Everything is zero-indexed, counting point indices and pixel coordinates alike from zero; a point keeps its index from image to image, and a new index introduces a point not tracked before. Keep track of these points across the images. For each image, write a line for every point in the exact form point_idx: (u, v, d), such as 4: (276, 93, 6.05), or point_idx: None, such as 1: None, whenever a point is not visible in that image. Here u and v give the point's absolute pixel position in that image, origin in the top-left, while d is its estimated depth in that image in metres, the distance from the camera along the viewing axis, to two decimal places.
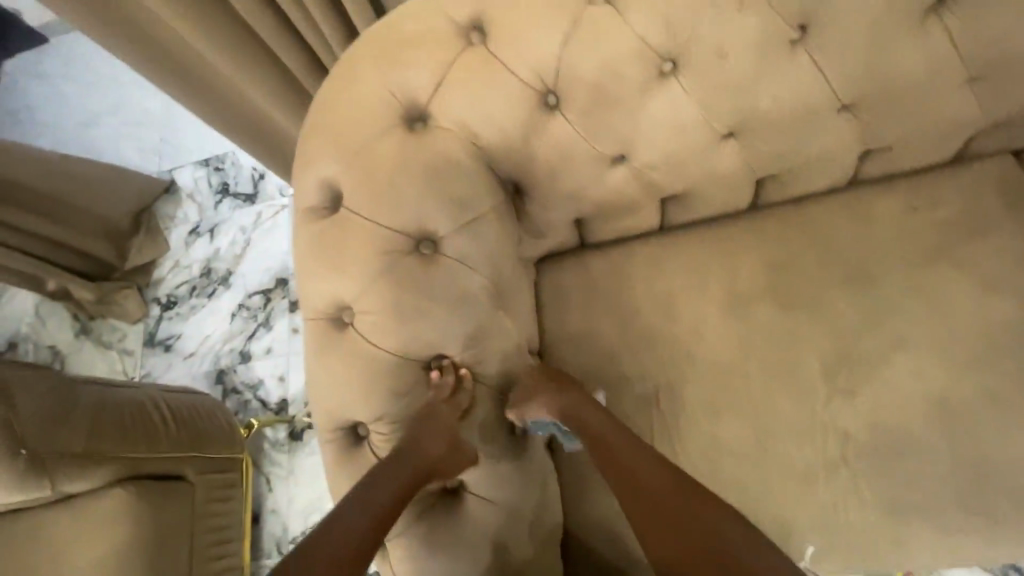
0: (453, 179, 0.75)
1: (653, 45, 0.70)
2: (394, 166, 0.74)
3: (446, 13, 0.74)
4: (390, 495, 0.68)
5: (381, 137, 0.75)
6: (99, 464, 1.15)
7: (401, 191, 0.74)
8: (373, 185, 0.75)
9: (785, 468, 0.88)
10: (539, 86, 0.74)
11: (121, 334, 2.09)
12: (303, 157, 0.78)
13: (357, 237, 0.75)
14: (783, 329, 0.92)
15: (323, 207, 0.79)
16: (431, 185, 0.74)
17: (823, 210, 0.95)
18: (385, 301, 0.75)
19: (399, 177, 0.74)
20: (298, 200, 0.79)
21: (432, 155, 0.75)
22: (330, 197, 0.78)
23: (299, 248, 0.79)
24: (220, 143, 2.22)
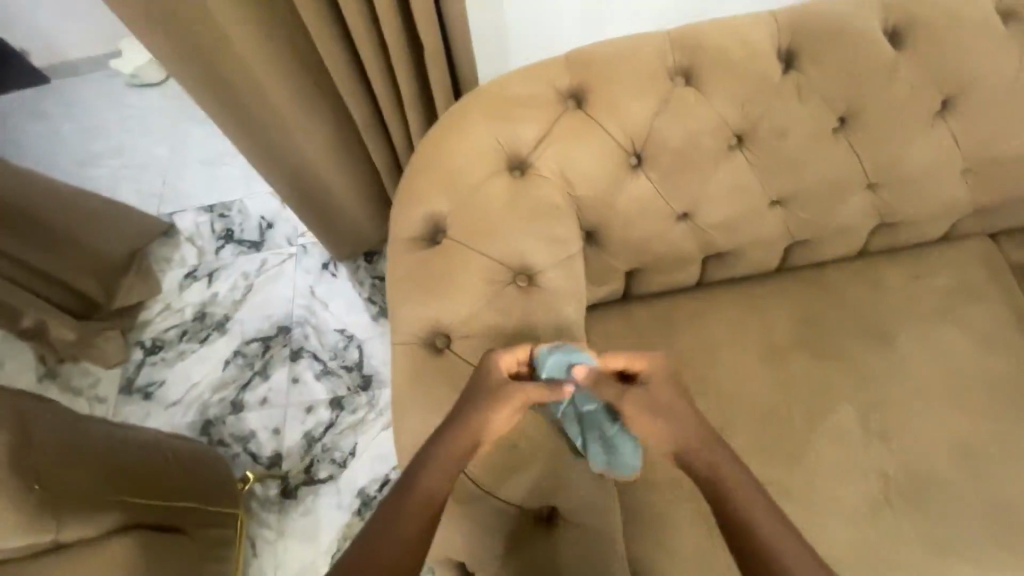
0: (553, 220, 0.84)
1: (729, 123, 0.85)
2: (501, 205, 0.83)
3: (550, 82, 0.87)
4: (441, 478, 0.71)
5: (488, 180, 0.83)
6: (109, 507, 1.05)
7: (505, 227, 0.82)
8: (480, 221, 0.82)
9: (831, 508, 0.96)
10: (629, 147, 0.86)
11: (94, 378, 1.95)
12: (407, 193, 0.86)
13: (462, 269, 0.81)
14: (820, 378, 1.03)
15: (424, 239, 0.85)
16: (533, 224, 0.83)
17: (840, 274, 1.10)
18: (486, 327, 0.81)
19: (505, 215, 0.83)
20: (398, 231, 0.85)
21: (535, 198, 0.84)
22: (431, 230, 0.84)
23: (398, 278, 0.84)
24: (227, 190, 2.24)
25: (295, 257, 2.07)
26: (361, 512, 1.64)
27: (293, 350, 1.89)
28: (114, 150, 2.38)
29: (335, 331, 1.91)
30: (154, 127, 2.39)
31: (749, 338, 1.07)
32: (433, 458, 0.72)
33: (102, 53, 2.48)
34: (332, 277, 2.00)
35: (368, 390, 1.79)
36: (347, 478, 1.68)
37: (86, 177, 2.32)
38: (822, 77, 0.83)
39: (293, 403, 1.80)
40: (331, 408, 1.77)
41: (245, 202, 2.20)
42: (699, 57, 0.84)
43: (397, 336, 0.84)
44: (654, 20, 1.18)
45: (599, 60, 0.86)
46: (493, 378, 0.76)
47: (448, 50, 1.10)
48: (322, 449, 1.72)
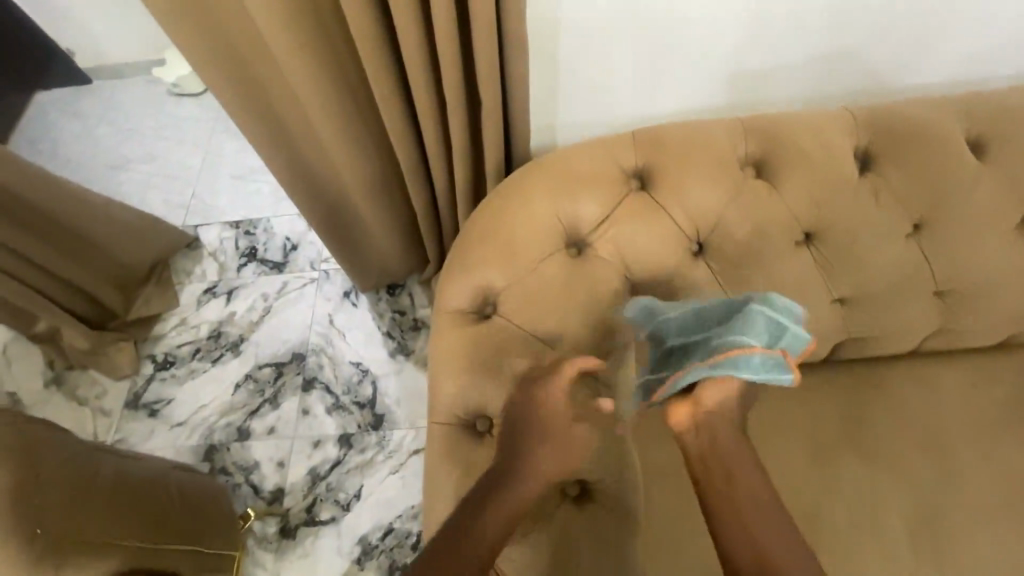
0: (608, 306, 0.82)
1: (799, 220, 0.82)
2: (557, 286, 0.81)
3: (616, 161, 0.84)
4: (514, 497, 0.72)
5: (545, 258, 0.81)
6: (109, 548, 1.00)
7: (559, 311, 0.81)
8: (534, 302, 0.80)
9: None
10: (692, 235, 0.83)
11: (101, 389, 1.90)
12: (457, 266, 0.84)
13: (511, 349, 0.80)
14: (868, 484, 0.98)
15: (471, 312, 0.83)
16: (588, 310, 0.81)
17: (890, 373, 1.06)
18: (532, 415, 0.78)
19: (560, 297, 0.81)
20: (443, 304, 0.84)
21: (592, 281, 0.81)
22: (480, 304, 0.82)
23: (443, 352, 0.81)
24: (254, 207, 2.23)
25: (316, 282, 2.04)
26: (361, 561, 1.57)
27: (305, 380, 1.85)
28: (146, 157, 2.38)
29: (350, 363, 1.86)
30: (189, 137, 2.41)
31: (793, 433, 1.02)
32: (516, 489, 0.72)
33: (146, 61, 2.52)
34: (352, 306, 1.97)
35: (379, 430, 1.74)
36: (350, 522, 1.61)
37: (116, 182, 2.32)
38: (901, 180, 0.81)
39: (300, 436, 1.75)
40: (340, 445, 1.72)
41: (272, 222, 2.19)
42: (772, 151, 0.82)
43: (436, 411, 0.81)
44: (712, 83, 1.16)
45: (670, 144, 0.84)
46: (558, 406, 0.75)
47: (507, 110, 1.09)
48: (327, 488, 1.66)
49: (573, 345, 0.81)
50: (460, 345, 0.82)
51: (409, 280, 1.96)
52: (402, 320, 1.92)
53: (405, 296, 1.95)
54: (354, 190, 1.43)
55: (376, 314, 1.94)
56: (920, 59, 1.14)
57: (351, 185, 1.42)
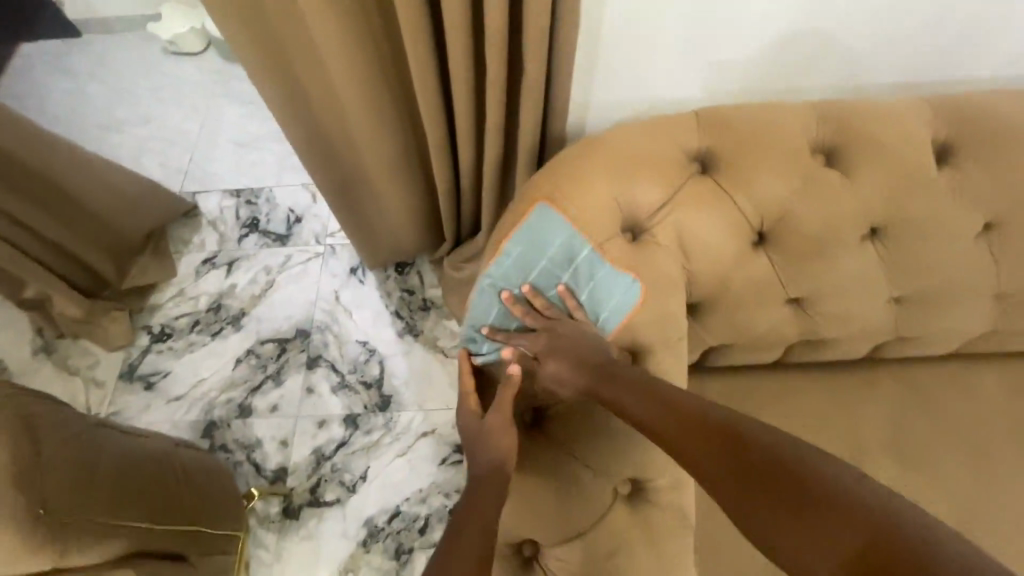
0: (669, 297, 0.81)
1: (870, 215, 0.79)
2: (619, 273, 0.79)
3: (679, 142, 0.79)
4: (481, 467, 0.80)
5: (604, 244, 0.79)
6: (112, 532, 0.95)
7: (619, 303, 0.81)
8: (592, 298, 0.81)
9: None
10: (756, 225, 0.79)
11: (93, 361, 1.83)
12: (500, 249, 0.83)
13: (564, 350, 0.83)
14: (906, 488, 0.97)
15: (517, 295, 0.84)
16: (653, 301, 0.80)
17: (930, 375, 1.04)
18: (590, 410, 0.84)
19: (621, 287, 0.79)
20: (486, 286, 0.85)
21: (654, 270, 0.79)
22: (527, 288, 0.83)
23: None
24: (256, 175, 2.13)
25: (322, 257, 1.97)
26: (367, 544, 1.54)
27: (310, 358, 1.79)
28: (140, 117, 2.26)
29: (357, 343, 1.80)
30: (186, 99, 2.29)
31: (832, 435, 1.00)
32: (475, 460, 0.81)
33: (142, 14, 2.38)
34: (359, 284, 1.90)
35: (386, 411, 1.69)
36: (354, 505, 1.58)
37: (107, 143, 2.20)
38: (979, 176, 0.78)
39: (305, 416, 1.70)
40: (345, 426, 1.67)
41: (274, 192, 2.10)
42: (844, 138, 0.78)
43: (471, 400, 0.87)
44: (768, 68, 1.10)
45: (737, 124, 0.79)
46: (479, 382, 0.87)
47: (550, 84, 1.03)
48: (331, 469, 1.62)
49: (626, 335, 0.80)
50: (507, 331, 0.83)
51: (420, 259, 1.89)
52: (411, 301, 1.86)
53: (414, 275, 1.89)
54: (374, 164, 1.37)
55: (384, 293, 1.88)
56: (986, 49, 1.08)
57: (371, 157, 1.35)
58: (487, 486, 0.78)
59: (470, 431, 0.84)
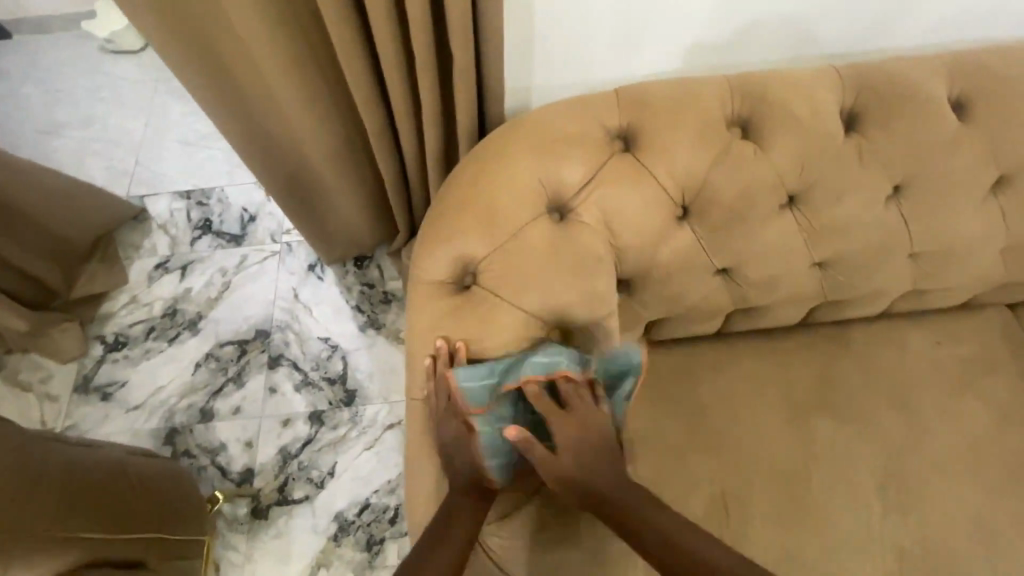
0: (598, 274, 0.82)
1: (787, 182, 0.82)
2: (546, 251, 0.80)
3: (600, 122, 0.83)
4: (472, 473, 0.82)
5: (531, 223, 0.80)
6: (59, 546, 0.94)
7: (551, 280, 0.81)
8: (519, 278, 0.81)
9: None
10: (677, 199, 0.82)
11: (46, 374, 1.78)
12: (432, 234, 0.83)
13: (495, 321, 0.81)
14: (840, 443, 1.01)
15: (449, 281, 0.83)
16: (580, 277, 0.81)
17: (860, 334, 1.09)
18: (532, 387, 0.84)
19: (550, 264, 0.80)
20: (419, 272, 0.83)
21: (579, 246, 0.81)
22: (459, 271, 0.82)
23: (429, 318, 0.83)
24: (206, 175, 2.08)
25: (278, 256, 1.94)
26: (338, 538, 1.54)
27: (271, 357, 1.77)
28: (79, 120, 2.18)
29: (319, 339, 1.79)
30: (128, 99, 2.21)
31: (771, 397, 1.04)
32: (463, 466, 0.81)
33: (74, 12, 2.27)
34: (318, 280, 1.88)
35: (351, 406, 1.69)
36: (323, 500, 1.58)
37: (46, 148, 2.12)
38: (886, 143, 0.82)
39: (269, 415, 1.69)
40: (311, 423, 1.67)
41: (227, 191, 2.05)
42: (760, 112, 0.82)
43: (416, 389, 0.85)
44: (707, 45, 1.10)
45: (654, 102, 0.83)
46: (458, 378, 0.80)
47: (482, 69, 1.03)
48: (298, 467, 1.62)
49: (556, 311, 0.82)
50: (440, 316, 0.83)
51: (378, 251, 1.88)
52: (371, 294, 1.85)
53: (374, 268, 1.89)
54: (317, 157, 1.35)
55: (344, 287, 1.87)
56: (911, 19, 1.09)
57: (314, 151, 1.33)
58: (483, 506, 0.82)
59: (464, 427, 0.81)
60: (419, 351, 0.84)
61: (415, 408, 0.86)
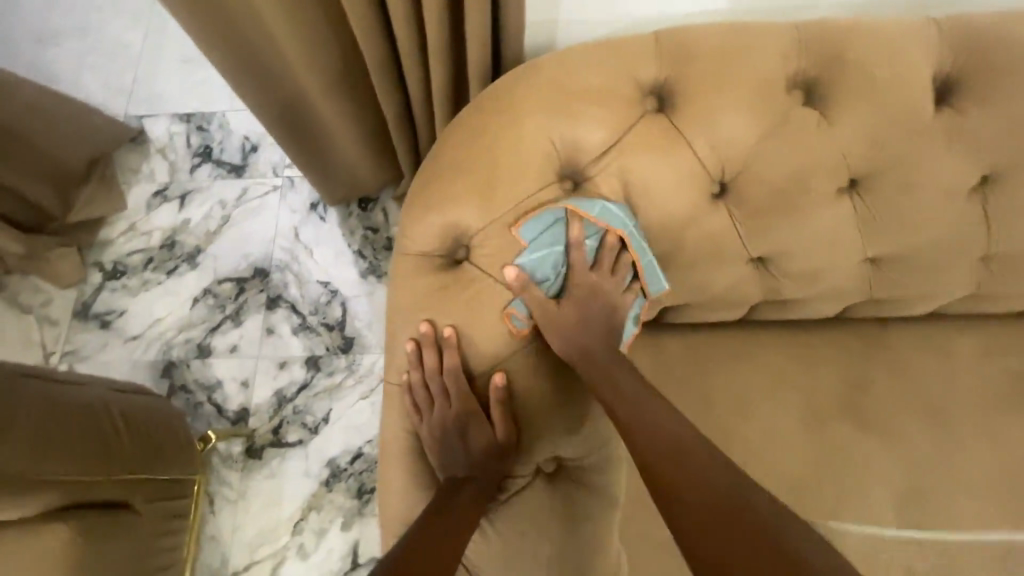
0: (609, 258, 0.73)
1: (851, 163, 0.71)
2: (552, 230, 0.71)
3: (633, 73, 0.71)
4: (465, 465, 0.78)
5: (537, 195, 0.71)
6: (34, 487, 0.94)
7: (552, 263, 0.72)
8: (518, 260, 0.72)
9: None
10: (715, 173, 0.71)
11: (45, 298, 1.76)
12: (425, 199, 0.74)
13: (483, 304, 0.73)
14: (860, 453, 0.93)
15: (440, 257, 0.75)
16: (587, 263, 0.72)
17: (902, 335, 0.98)
18: (525, 380, 0.77)
19: (556, 246, 0.72)
20: (408, 244, 0.75)
21: (592, 224, 0.71)
22: (450, 247, 0.74)
23: (419, 292, 0.75)
24: (208, 99, 1.94)
25: (280, 191, 1.84)
26: (329, 484, 1.54)
27: (269, 298, 1.72)
28: (76, 28, 2.02)
29: (318, 283, 1.73)
30: (127, 7, 2.03)
31: (791, 397, 0.95)
32: (456, 460, 0.78)
33: None
34: (320, 220, 1.79)
35: (348, 353, 1.65)
36: (317, 446, 1.57)
37: (43, 59, 1.99)
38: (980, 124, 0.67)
39: (266, 357, 1.66)
40: (306, 368, 1.64)
41: (228, 117, 1.93)
42: (830, 73, 0.70)
43: (396, 371, 0.79)
44: None
45: (699, 54, 0.70)
46: (448, 374, 0.76)
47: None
48: (293, 411, 1.60)
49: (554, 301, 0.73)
50: (430, 293, 0.75)
51: (383, 194, 1.77)
52: (375, 239, 1.76)
53: (378, 212, 1.78)
54: (314, 90, 1.21)
55: (347, 231, 1.78)
56: None
57: (311, 84, 1.20)
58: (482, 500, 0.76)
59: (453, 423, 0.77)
60: (402, 330, 0.77)
61: (393, 393, 0.81)
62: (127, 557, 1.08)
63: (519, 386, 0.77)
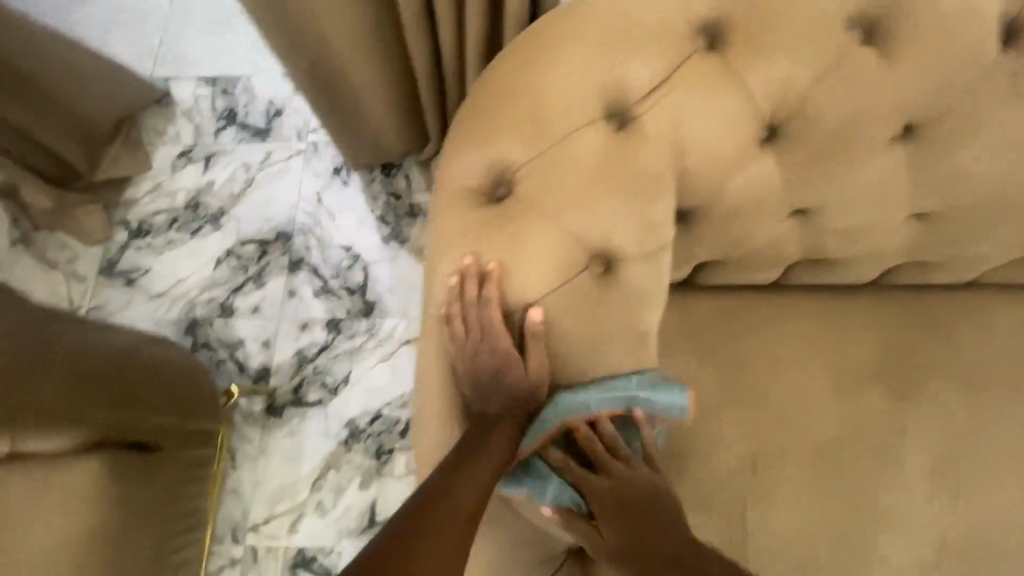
0: (656, 197, 0.72)
1: (904, 109, 0.71)
2: (597, 167, 0.70)
3: (683, 13, 0.70)
4: (502, 405, 0.76)
5: (582, 131, 0.70)
6: (70, 423, 0.95)
7: (598, 202, 0.71)
8: (563, 195, 0.70)
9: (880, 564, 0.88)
10: (770, 115, 0.71)
11: (71, 254, 1.78)
12: (469, 135, 0.73)
13: (525, 239, 0.71)
14: (893, 420, 0.92)
15: (482, 191, 0.74)
16: (634, 201, 0.71)
17: (941, 304, 0.96)
18: (564, 317, 0.74)
19: (601, 184, 0.70)
20: (453, 177, 0.75)
21: (638, 162, 0.71)
22: (494, 179, 0.73)
23: (458, 231, 0.74)
24: (233, 62, 1.94)
25: (303, 155, 1.84)
26: (348, 444, 1.56)
27: (292, 261, 1.73)
28: None
29: (340, 247, 1.73)
30: None
31: (824, 362, 0.94)
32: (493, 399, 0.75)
33: None
34: (343, 186, 1.79)
35: (369, 318, 1.66)
36: (336, 407, 1.59)
37: (69, 19, 1.99)
38: None
39: (287, 318, 1.67)
40: (327, 329, 1.65)
41: (252, 81, 1.92)
42: (888, 18, 0.68)
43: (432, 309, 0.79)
44: None
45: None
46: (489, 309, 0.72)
47: None
48: (314, 372, 1.62)
49: (599, 240, 0.72)
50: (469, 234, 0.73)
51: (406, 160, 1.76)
52: (397, 205, 1.76)
53: (401, 178, 1.77)
54: (349, 45, 1.21)
55: (370, 197, 1.77)
56: None
57: (345, 40, 1.20)
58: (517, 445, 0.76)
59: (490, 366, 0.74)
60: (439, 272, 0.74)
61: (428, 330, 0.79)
62: (154, 499, 1.11)
63: (558, 323, 0.74)
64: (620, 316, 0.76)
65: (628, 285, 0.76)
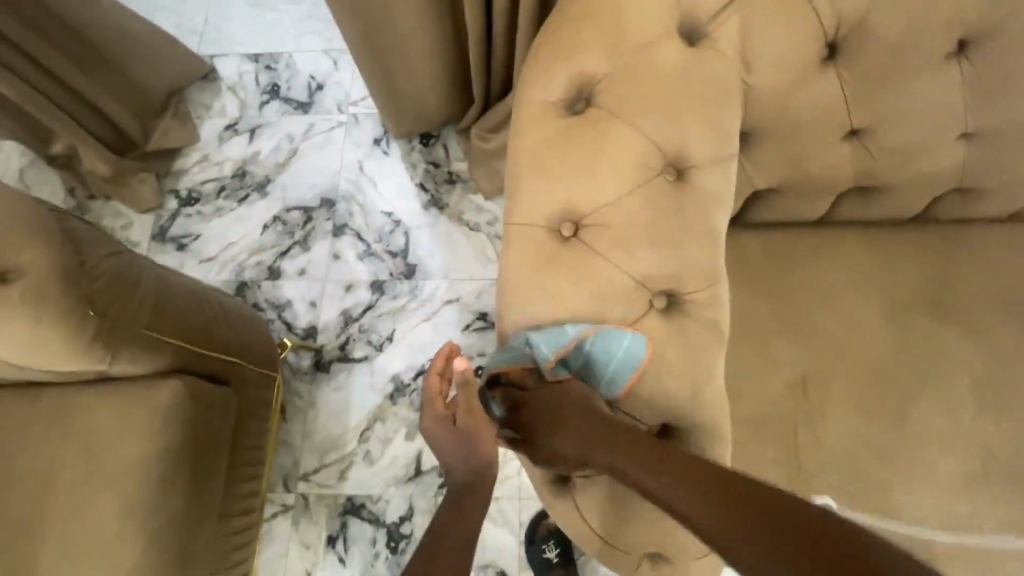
0: (722, 109, 0.81)
1: (951, 31, 0.81)
2: (674, 78, 0.79)
3: None
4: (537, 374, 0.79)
5: (659, 46, 0.79)
6: (151, 343, 1.03)
7: (677, 110, 0.79)
8: (643, 102, 0.79)
9: (929, 477, 0.93)
10: (828, 34, 0.81)
11: (125, 221, 1.86)
12: (550, 55, 0.81)
13: (608, 138, 0.79)
14: (938, 341, 0.98)
15: (565, 104, 0.82)
16: (705, 112, 0.80)
17: (978, 236, 1.02)
18: (638, 214, 0.79)
19: (676, 95, 0.79)
20: (534, 92, 0.82)
21: (706, 76, 0.80)
22: (577, 92, 0.81)
23: (539, 141, 0.81)
24: (277, 38, 2.02)
25: (345, 126, 1.90)
26: (394, 398, 1.62)
27: (336, 226, 1.79)
28: None
29: (382, 213, 1.79)
30: None
31: (869, 290, 1.00)
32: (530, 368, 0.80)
33: None
34: (383, 155, 1.85)
35: (411, 279, 1.72)
36: (381, 362, 1.65)
37: None
38: None
39: (332, 280, 1.74)
40: (371, 291, 1.71)
41: (294, 57, 2.00)
42: None
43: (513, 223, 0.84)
44: None
45: None
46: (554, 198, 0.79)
47: None
48: (359, 329, 1.68)
49: (675, 147, 0.80)
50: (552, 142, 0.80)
51: (444, 130, 1.83)
52: (436, 172, 1.81)
53: (440, 147, 1.83)
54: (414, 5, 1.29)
55: (410, 164, 1.83)
56: None
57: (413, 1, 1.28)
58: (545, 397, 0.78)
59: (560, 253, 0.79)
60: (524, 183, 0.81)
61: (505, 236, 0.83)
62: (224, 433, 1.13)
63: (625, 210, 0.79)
64: (693, 210, 0.81)
65: (695, 181, 0.81)
